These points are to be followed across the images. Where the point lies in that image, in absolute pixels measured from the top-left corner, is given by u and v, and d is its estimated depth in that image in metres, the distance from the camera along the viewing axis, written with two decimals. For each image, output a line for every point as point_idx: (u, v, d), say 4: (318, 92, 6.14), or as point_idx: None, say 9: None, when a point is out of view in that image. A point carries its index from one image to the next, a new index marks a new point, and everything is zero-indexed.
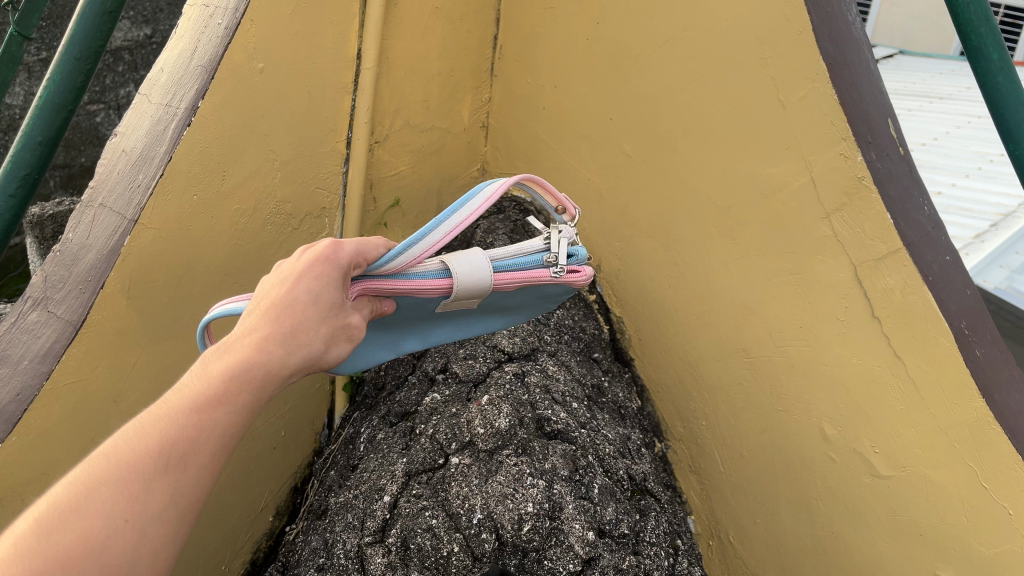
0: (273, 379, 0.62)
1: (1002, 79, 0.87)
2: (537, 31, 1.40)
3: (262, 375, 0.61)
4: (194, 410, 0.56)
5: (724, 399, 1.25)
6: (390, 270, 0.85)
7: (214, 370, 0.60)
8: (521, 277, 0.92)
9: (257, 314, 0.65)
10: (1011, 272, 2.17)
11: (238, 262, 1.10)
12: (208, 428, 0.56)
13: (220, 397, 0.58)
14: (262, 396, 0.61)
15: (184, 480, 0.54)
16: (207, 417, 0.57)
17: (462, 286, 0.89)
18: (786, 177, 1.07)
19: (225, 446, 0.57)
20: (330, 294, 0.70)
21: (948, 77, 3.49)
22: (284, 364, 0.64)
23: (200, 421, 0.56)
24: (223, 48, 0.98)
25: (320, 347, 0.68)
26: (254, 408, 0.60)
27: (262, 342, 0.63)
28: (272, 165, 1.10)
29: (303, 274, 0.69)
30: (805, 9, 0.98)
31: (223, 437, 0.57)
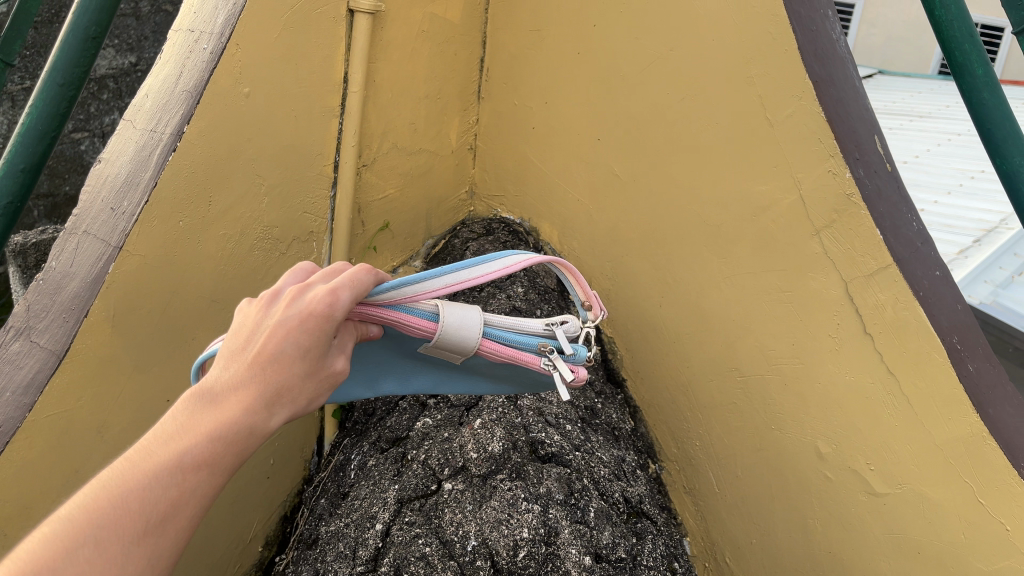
0: (256, 440, 0.57)
1: (988, 95, 0.88)
2: (524, 53, 1.40)
3: (244, 440, 0.56)
4: (180, 468, 0.52)
5: (718, 418, 1.24)
6: (384, 300, 0.80)
7: (196, 433, 0.54)
8: (501, 348, 0.88)
9: (242, 364, 0.59)
10: (996, 287, 2.18)
11: (225, 287, 1.08)
12: (190, 490, 0.52)
13: (204, 456, 0.53)
14: (241, 458, 0.57)
15: (161, 544, 0.50)
16: (189, 478, 0.52)
17: (450, 332, 0.84)
18: (775, 195, 1.07)
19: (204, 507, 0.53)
20: (320, 345, 0.63)
21: (928, 96, 3.53)
22: (270, 421, 0.58)
23: (183, 481, 0.51)
24: (210, 73, 0.97)
25: (304, 400, 0.62)
26: (236, 467, 0.56)
27: (249, 402, 0.57)
28: (259, 190, 1.10)
29: (293, 325, 0.61)
30: (790, 26, 0.98)
31: (204, 498, 0.53)
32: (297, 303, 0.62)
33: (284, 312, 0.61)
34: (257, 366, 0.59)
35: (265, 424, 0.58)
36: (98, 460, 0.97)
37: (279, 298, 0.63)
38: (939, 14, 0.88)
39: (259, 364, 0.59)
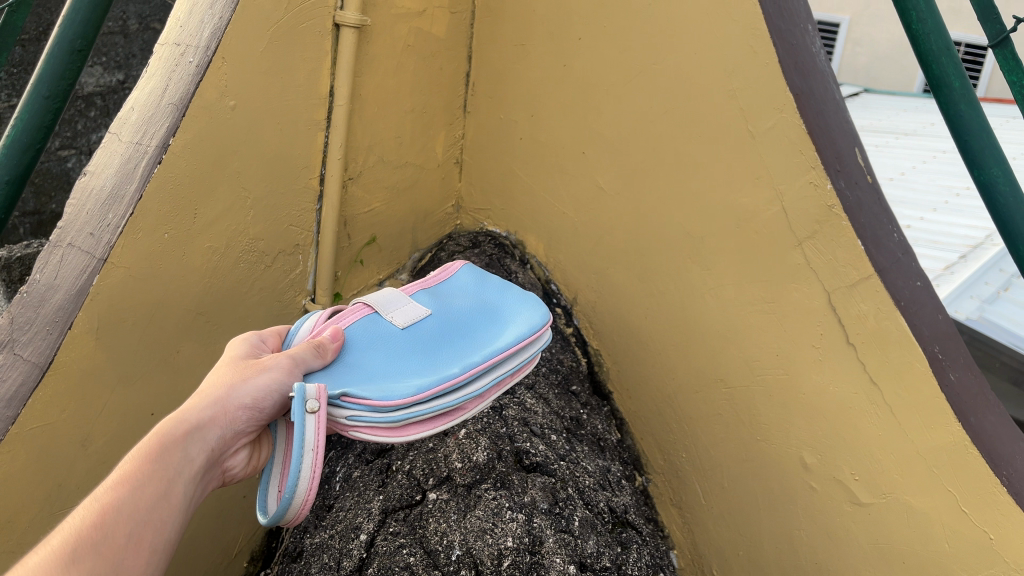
0: (172, 438, 0.70)
1: (965, 106, 0.89)
2: (510, 68, 1.41)
3: (156, 440, 0.69)
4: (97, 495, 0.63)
5: (704, 429, 1.24)
6: (305, 329, 0.92)
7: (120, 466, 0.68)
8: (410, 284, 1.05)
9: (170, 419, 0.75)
10: (982, 303, 2.19)
11: (210, 300, 1.08)
12: (115, 506, 0.63)
13: (119, 479, 0.65)
14: (167, 454, 0.69)
15: (103, 559, 0.59)
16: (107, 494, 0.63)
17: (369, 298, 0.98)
18: (758, 207, 1.08)
19: (142, 517, 0.64)
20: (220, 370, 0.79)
21: (914, 114, 3.57)
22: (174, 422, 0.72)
23: (98, 499, 0.63)
24: (195, 86, 0.97)
25: (212, 395, 0.75)
26: (155, 463, 0.67)
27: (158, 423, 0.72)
28: (244, 203, 1.10)
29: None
30: (772, 42, 1.00)
31: (131, 506, 0.63)
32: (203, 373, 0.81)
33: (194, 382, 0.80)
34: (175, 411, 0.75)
35: (169, 427, 0.70)
36: (81, 473, 0.97)
37: None
38: (916, 27, 0.90)
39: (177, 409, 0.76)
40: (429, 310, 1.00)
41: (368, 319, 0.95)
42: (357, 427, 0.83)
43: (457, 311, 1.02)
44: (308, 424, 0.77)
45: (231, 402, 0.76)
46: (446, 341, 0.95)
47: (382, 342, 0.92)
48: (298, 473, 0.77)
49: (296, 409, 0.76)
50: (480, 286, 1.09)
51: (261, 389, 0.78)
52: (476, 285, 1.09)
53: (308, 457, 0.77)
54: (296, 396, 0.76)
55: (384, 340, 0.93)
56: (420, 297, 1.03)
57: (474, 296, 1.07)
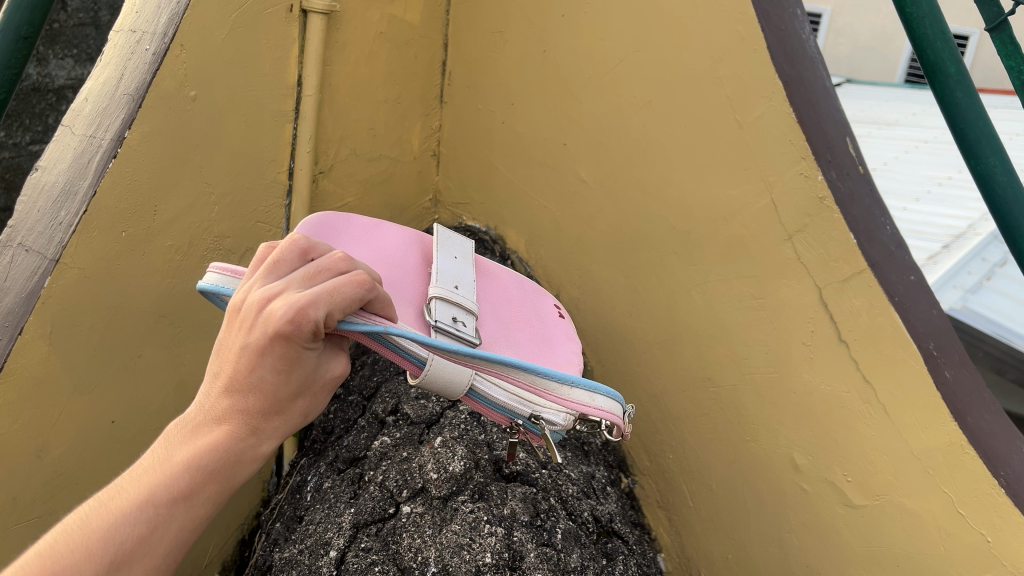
0: (236, 472, 0.58)
1: (960, 93, 0.85)
2: (487, 56, 1.36)
3: (224, 468, 0.57)
4: (149, 504, 0.53)
5: (690, 428, 1.20)
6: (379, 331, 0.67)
7: (171, 465, 0.55)
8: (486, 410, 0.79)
9: (220, 393, 0.59)
10: (965, 292, 2.16)
11: (174, 301, 1.03)
12: (164, 523, 0.53)
13: (172, 491, 0.54)
14: (227, 485, 0.58)
15: None
16: (161, 510, 0.53)
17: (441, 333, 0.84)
18: (746, 199, 1.04)
19: (184, 539, 0.55)
20: (302, 363, 0.60)
21: (895, 104, 3.55)
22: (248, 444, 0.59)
23: (151, 515, 0.53)
24: (152, 75, 0.92)
25: (289, 418, 0.61)
26: (217, 497, 0.57)
27: (225, 435, 0.58)
28: (209, 198, 1.04)
29: (269, 350, 0.58)
30: (759, 26, 0.96)
31: (182, 533, 0.54)
32: (262, 320, 0.58)
33: (252, 336, 0.58)
34: (234, 395, 0.59)
35: (245, 461, 0.59)
36: (36, 486, 0.91)
37: (247, 314, 0.59)
38: (909, 9, 0.86)
39: (236, 393, 0.59)
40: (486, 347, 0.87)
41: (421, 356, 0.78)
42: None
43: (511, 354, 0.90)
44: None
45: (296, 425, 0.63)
46: None
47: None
48: None
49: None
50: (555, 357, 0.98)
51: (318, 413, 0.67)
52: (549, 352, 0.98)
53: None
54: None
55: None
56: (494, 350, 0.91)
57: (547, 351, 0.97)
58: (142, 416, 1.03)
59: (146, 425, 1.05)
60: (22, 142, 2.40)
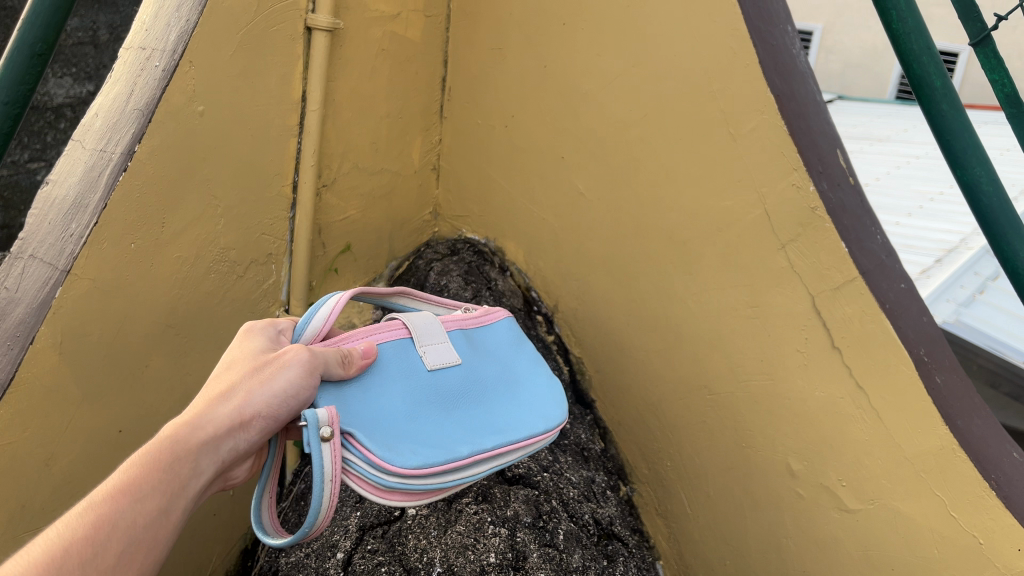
0: (189, 442, 0.65)
1: (946, 106, 0.88)
2: (487, 72, 1.39)
3: (176, 443, 0.64)
4: (99, 499, 0.58)
5: (689, 436, 1.23)
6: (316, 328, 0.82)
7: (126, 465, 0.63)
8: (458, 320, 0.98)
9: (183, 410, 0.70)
10: (958, 306, 2.21)
11: (180, 312, 1.05)
12: (117, 511, 0.58)
13: (128, 474, 0.61)
14: (185, 461, 0.64)
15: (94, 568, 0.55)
16: (115, 501, 0.59)
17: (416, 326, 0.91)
18: (740, 210, 1.06)
19: (141, 528, 0.59)
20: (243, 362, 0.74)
21: (886, 120, 3.61)
22: (191, 423, 0.67)
23: (104, 506, 0.58)
24: (162, 91, 0.94)
25: (238, 395, 0.71)
26: (172, 470, 0.63)
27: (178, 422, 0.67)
28: (215, 211, 1.06)
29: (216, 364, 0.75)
30: (751, 42, 0.98)
31: (137, 520, 0.59)
32: None
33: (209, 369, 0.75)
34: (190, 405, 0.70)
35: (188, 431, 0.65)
36: (46, 493, 0.93)
37: None
38: (896, 26, 0.89)
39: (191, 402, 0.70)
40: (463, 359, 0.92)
41: (400, 342, 0.88)
42: (346, 472, 0.75)
43: (488, 374, 0.94)
44: (326, 453, 0.70)
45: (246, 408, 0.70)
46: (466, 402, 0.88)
47: (415, 398, 0.84)
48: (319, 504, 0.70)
49: (309, 439, 0.69)
50: (517, 346, 1.03)
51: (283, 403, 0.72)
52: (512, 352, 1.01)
53: (328, 485, 0.71)
54: (308, 424, 0.70)
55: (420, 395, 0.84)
56: (458, 336, 0.96)
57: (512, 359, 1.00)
58: (147, 425, 1.05)
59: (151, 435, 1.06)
60: (21, 159, 2.43)
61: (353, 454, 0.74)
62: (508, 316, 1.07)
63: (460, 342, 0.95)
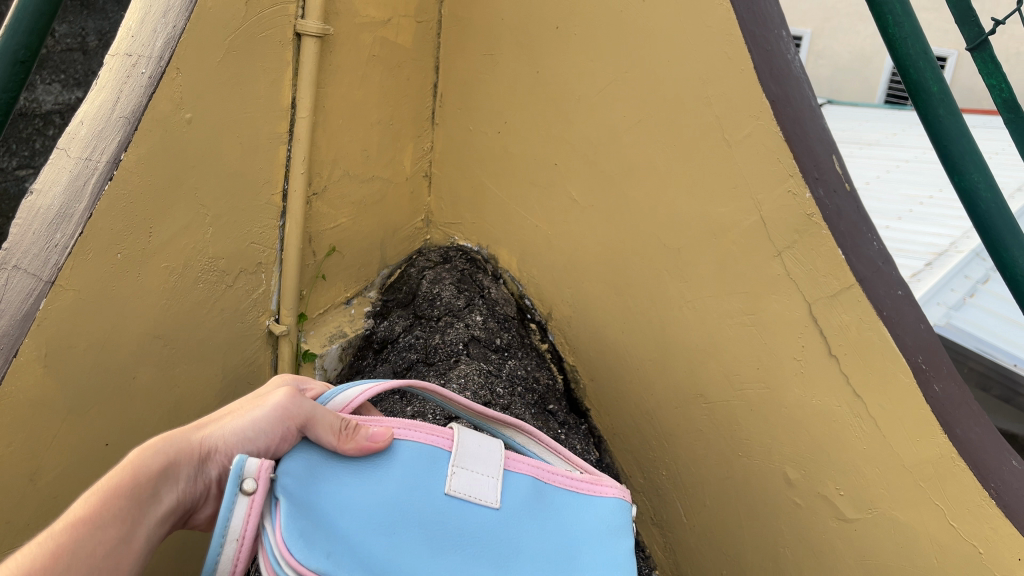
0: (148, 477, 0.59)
1: (944, 111, 0.87)
2: (479, 78, 1.37)
3: (131, 476, 0.58)
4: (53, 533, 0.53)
5: (684, 445, 1.21)
6: (346, 401, 0.73)
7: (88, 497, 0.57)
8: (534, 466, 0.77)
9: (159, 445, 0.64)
10: (948, 309, 2.20)
11: (168, 323, 1.03)
12: (70, 547, 0.53)
13: (81, 512, 0.55)
14: (138, 497, 0.58)
15: None
16: (66, 535, 0.53)
17: (468, 443, 0.74)
18: (735, 217, 1.05)
19: (95, 564, 0.54)
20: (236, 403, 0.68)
21: (875, 126, 3.62)
22: (150, 449, 0.61)
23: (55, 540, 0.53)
24: (149, 97, 0.91)
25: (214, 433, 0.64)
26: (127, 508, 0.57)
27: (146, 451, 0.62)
28: (203, 220, 1.05)
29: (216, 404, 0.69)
30: (746, 47, 0.97)
31: (92, 556, 0.54)
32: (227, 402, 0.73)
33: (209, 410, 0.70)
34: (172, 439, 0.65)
35: (144, 459, 0.60)
36: (31, 509, 0.91)
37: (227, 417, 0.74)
38: (892, 30, 0.88)
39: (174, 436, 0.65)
40: (507, 504, 0.72)
41: (437, 453, 0.72)
42: (261, 548, 0.61)
43: (532, 534, 0.72)
44: (237, 509, 0.59)
45: (210, 443, 0.64)
46: (470, 542, 0.68)
47: (389, 513, 0.66)
48: (215, 560, 0.58)
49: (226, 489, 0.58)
50: (600, 538, 0.75)
51: (254, 444, 0.64)
52: (589, 539, 0.74)
53: (231, 547, 0.59)
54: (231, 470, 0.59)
55: (396, 514, 0.66)
56: (524, 484, 0.75)
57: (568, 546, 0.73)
58: (134, 437, 1.03)
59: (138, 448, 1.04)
60: None
61: (269, 527, 0.61)
62: (625, 497, 0.80)
63: (522, 487, 0.74)
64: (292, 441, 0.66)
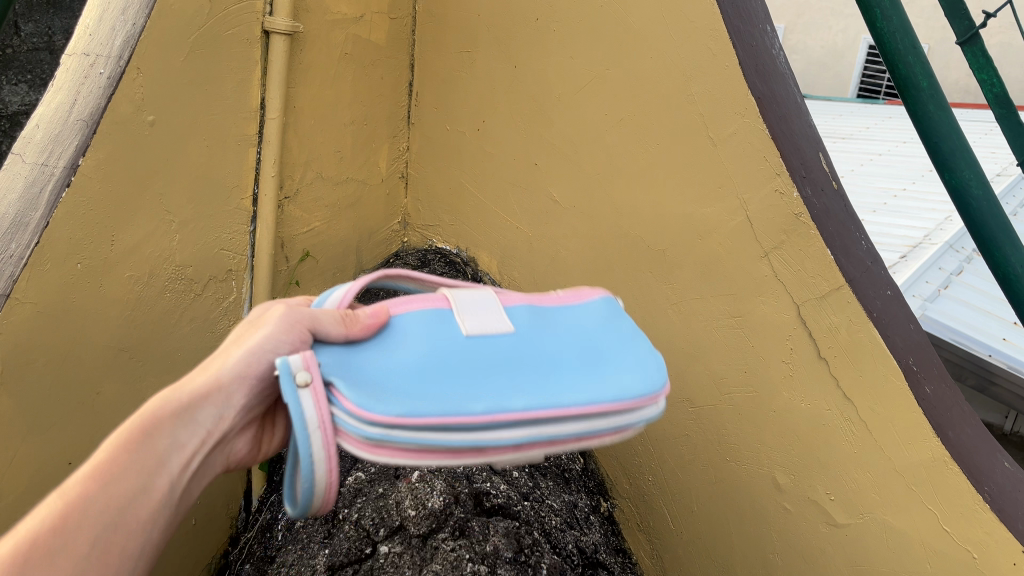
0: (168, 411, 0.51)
1: (933, 107, 0.85)
2: (455, 76, 1.34)
3: (153, 416, 0.50)
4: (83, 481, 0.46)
5: (670, 450, 1.19)
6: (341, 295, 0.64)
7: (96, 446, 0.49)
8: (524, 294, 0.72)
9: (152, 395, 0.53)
10: (924, 301, 2.20)
11: (133, 335, 0.99)
12: (94, 495, 0.46)
13: (91, 468, 0.47)
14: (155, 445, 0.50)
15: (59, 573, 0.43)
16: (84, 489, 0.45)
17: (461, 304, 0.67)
18: (720, 217, 1.02)
19: (113, 519, 0.46)
20: (255, 341, 0.57)
21: (850, 120, 3.63)
22: (160, 399, 0.52)
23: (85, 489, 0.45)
24: (107, 99, 0.87)
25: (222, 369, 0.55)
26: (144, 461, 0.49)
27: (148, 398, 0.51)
28: (169, 226, 1.00)
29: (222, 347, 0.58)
30: (730, 42, 0.93)
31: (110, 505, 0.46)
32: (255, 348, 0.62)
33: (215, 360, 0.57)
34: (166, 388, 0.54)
35: (161, 404, 0.51)
36: None
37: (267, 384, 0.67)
38: (879, 25, 0.86)
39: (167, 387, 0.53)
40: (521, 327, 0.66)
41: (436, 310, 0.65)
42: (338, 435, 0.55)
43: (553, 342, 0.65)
44: (307, 401, 0.53)
45: (227, 373, 0.55)
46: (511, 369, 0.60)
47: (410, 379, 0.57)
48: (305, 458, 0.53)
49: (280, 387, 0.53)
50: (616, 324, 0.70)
51: (277, 351, 0.57)
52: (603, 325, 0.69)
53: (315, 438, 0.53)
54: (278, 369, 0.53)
55: (433, 361, 0.59)
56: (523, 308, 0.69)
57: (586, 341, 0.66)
58: None
59: None
60: None
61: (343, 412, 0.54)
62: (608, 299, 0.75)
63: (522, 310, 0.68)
64: (288, 342, 0.57)
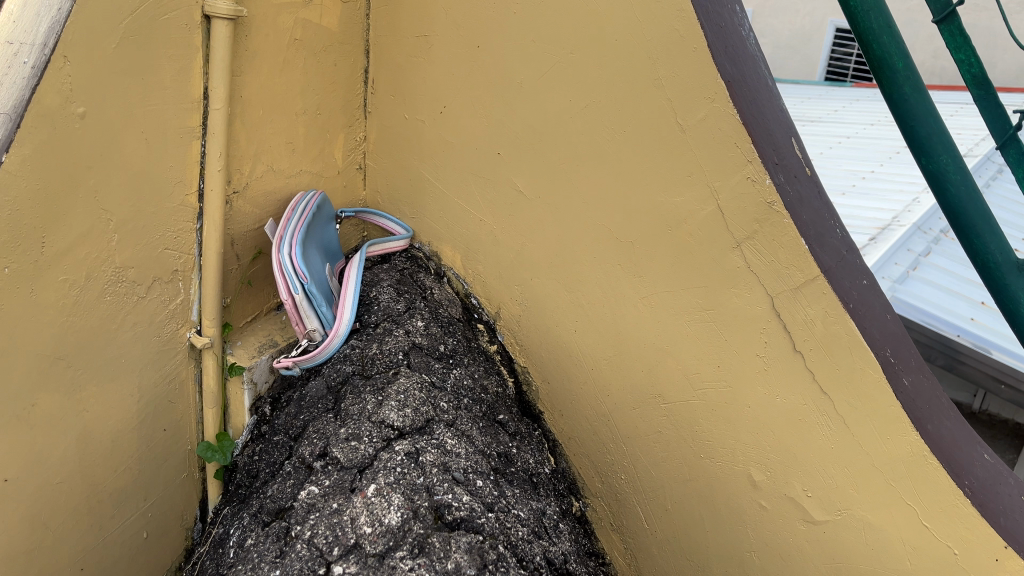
0: None
1: (910, 90, 0.82)
2: (412, 62, 1.28)
3: None
4: None
5: (642, 448, 1.15)
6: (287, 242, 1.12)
7: None
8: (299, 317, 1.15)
9: None
10: (894, 283, 2.20)
11: (70, 342, 0.93)
12: None
13: None
14: None
15: None
16: None
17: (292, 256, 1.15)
18: (690, 206, 0.98)
19: None
20: None
21: (817, 103, 3.62)
22: None
23: None
24: (31, 91, 0.80)
25: None
26: None
27: None
28: (106, 226, 0.94)
29: None
30: (698, 22, 0.89)
31: None
32: None
33: None
34: None
35: None
36: None
37: None
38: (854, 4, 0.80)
39: None
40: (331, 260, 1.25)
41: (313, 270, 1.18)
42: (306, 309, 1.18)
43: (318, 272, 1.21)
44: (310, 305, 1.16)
45: None
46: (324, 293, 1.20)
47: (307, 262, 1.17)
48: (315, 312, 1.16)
49: (315, 298, 1.14)
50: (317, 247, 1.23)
51: None
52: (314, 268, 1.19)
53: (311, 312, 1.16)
54: (318, 298, 1.15)
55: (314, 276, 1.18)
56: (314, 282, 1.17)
57: (315, 260, 1.20)
58: (37, 469, 0.93)
59: (43, 481, 0.95)
60: None
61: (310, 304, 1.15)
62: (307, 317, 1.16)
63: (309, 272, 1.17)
64: None
